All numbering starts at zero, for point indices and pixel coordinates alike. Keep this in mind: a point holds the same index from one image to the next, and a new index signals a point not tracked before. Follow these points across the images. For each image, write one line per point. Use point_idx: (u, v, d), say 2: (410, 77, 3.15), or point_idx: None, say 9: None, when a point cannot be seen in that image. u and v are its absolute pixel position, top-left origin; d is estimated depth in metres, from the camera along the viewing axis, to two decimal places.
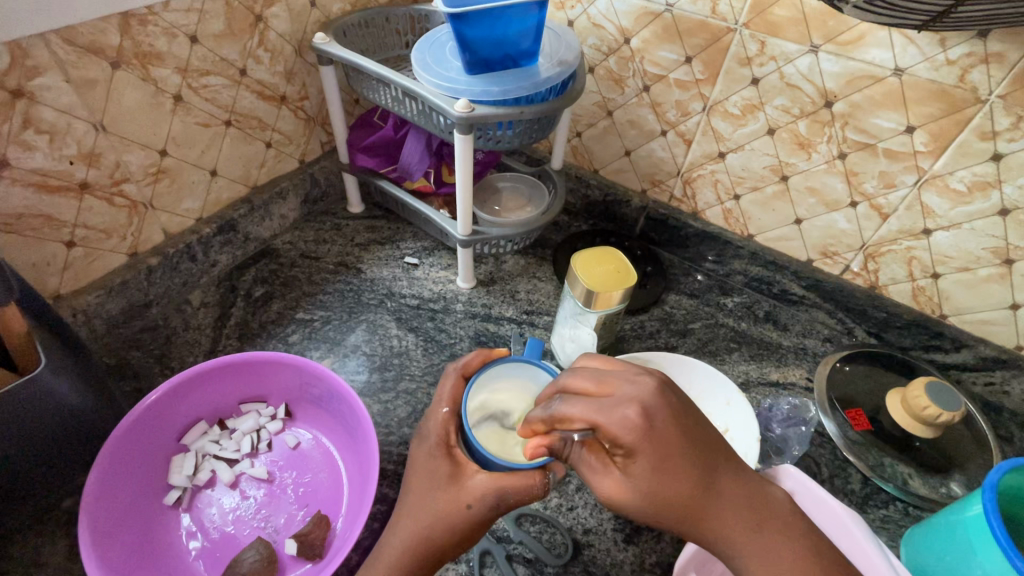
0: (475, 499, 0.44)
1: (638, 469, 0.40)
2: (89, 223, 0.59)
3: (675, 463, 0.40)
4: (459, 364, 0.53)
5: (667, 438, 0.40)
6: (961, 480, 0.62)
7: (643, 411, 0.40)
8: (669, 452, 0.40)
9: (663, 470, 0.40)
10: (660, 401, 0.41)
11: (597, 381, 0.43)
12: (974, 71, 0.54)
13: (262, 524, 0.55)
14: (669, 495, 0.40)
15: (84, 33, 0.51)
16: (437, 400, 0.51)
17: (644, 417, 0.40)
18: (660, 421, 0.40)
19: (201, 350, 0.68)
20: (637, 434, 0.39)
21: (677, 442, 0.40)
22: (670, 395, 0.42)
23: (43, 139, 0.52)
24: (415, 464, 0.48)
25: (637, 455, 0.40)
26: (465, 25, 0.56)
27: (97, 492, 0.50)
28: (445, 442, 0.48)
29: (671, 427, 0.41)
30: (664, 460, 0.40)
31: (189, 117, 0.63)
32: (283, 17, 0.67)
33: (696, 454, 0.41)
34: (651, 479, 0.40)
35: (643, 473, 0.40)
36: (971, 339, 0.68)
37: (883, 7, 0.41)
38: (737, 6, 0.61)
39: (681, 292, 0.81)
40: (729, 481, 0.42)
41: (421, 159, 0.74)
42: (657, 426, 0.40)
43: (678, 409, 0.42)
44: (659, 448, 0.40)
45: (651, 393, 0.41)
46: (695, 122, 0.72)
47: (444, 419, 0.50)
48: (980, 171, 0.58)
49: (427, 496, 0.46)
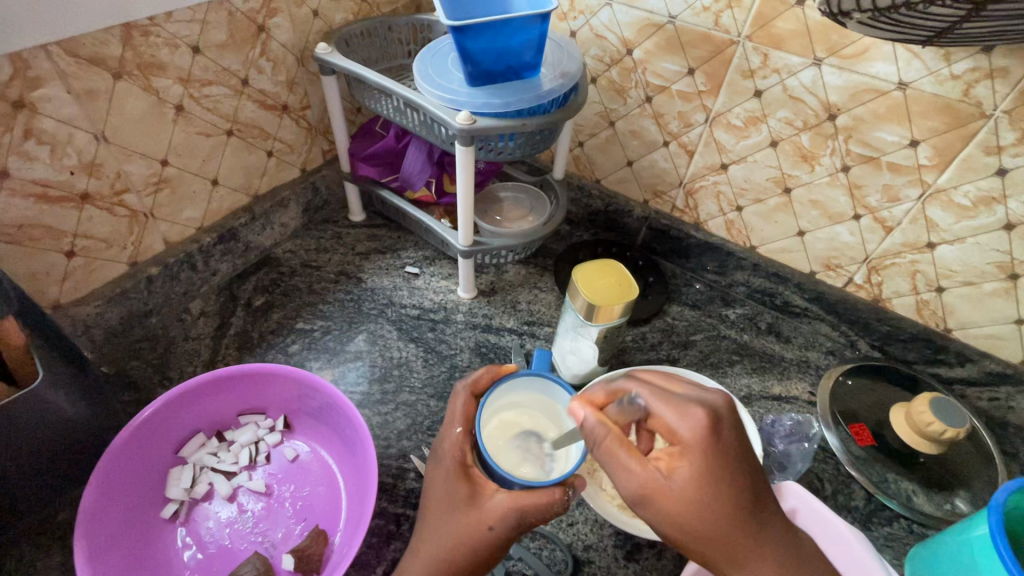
0: (497, 519, 0.43)
1: (684, 471, 0.39)
2: (89, 233, 0.59)
3: (724, 481, 0.39)
4: (468, 381, 0.52)
5: (723, 451, 0.40)
6: (966, 497, 0.62)
7: (712, 416, 0.41)
8: (722, 470, 0.39)
9: (712, 481, 0.39)
10: (732, 417, 0.41)
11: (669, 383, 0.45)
12: (978, 86, 0.53)
13: (260, 538, 0.54)
14: (709, 511, 0.39)
15: (86, 45, 0.51)
16: (450, 420, 0.50)
17: (709, 421, 0.40)
18: (725, 433, 0.40)
19: (201, 360, 0.68)
20: (699, 436, 0.40)
21: (734, 462, 0.40)
22: (742, 418, 0.42)
23: (44, 150, 0.52)
24: (433, 486, 0.47)
25: (688, 456, 0.40)
26: (467, 37, 0.56)
27: (93, 506, 0.50)
28: (461, 462, 0.47)
29: (731, 446, 0.40)
30: (715, 474, 0.39)
31: (191, 127, 0.63)
32: (285, 27, 0.67)
33: (751, 481, 0.40)
34: (695, 489, 0.39)
35: (688, 478, 0.39)
36: (976, 354, 0.67)
37: (887, 22, 0.41)
38: (741, 18, 0.61)
39: (683, 303, 0.80)
40: (777, 524, 0.41)
41: (422, 171, 0.74)
42: (721, 439, 0.40)
43: (745, 433, 0.41)
44: (712, 458, 0.39)
45: (725, 407, 0.42)
46: (697, 133, 0.72)
47: (458, 439, 0.48)
48: (985, 186, 0.58)
49: (446, 520, 0.45)
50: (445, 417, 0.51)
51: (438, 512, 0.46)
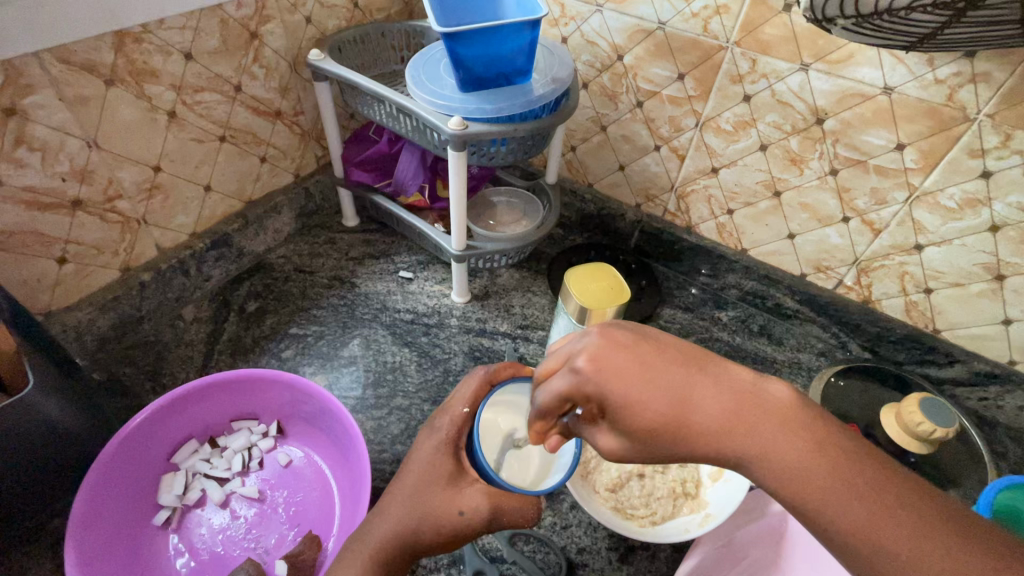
0: (470, 507, 0.43)
1: (616, 415, 0.38)
2: (81, 239, 0.59)
3: (645, 401, 0.37)
4: (488, 368, 0.52)
5: (618, 372, 0.38)
6: (956, 496, 0.62)
7: (588, 357, 0.38)
8: (628, 386, 0.37)
9: (630, 406, 0.37)
10: (607, 342, 0.39)
11: (555, 358, 0.43)
12: (962, 90, 0.54)
13: (253, 545, 0.54)
14: (656, 436, 0.37)
15: (78, 52, 0.51)
16: (458, 398, 0.50)
17: (590, 364, 0.38)
18: (608, 360, 0.38)
19: (193, 366, 0.68)
20: (592, 382, 0.38)
21: (641, 380, 0.37)
22: (617, 332, 0.40)
23: (35, 157, 0.52)
24: (416, 458, 0.47)
25: (604, 403, 0.38)
26: (459, 43, 0.56)
27: (84, 514, 0.49)
28: (454, 442, 0.47)
29: (621, 361, 0.38)
30: (636, 403, 0.37)
31: (184, 133, 0.63)
32: (278, 33, 0.67)
33: (666, 376, 0.38)
34: (631, 424, 0.37)
35: (615, 417, 0.38)
36: (964, 355, 0.68)
37: (870, 28, 0.42)
38: (729, 24, 0.62)
39: (676, 306, 0.81)
40: (715, 396, 0.38)
41: (415, 174, 0.75)
42: (611, 371, 0.38)
43: (628, 341, 0.39)
44: (616, 384, 0.37)
45: (596, 338, 0.39)
46: (688, 137, 0.72)
47: (461, 419, 0.48)
48: (970, 189, 0.59)
49: (419, 495, 0.45)
50: (455, 393, 0.51)
51: (413, 484, 0.45)
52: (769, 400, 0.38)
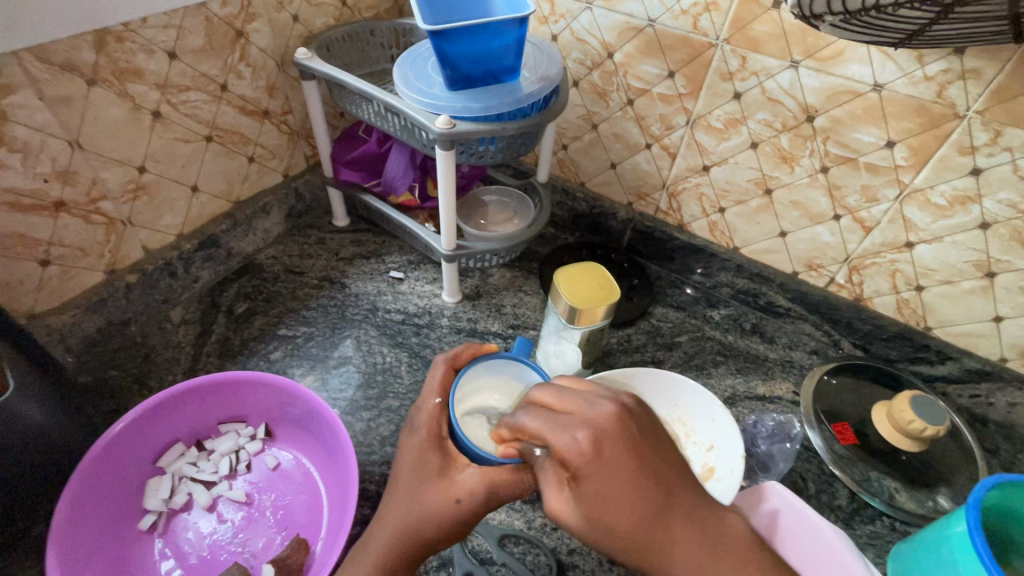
0: (465, 492, 0.43)
1: (586, 493, 0.38)
2: (64, 241, 0.58)
3: (624, 494, 0.38)
4: (448, 355, 0.52)
5: (616, 463, 0.38)
6: (948, 494, 0.62)
7: (593, 437, 0.38)
8: (617, 482, 0.38)
9: (608, 500, 0.38)
10: (617, 430, 0.39)
11: (558, 397, 0.42)
12: (951, 87, 0.54)
13: (239, 549, 0.54)
14: (617, 527, 0.38)
15: (58, 51, 0.50)
16: (428, 389, 0.50)
17: (594, 443, 0.38)
18: (610, 448, 0.38)
19: (181, 368, 0.67)
20: (587, 459, 0.38)
21: (629, 474, 0.38)
22: (631, 423, 0.40)
23: (16, 158, 0.51)
24: (403, 458, 0.47)
25: (583, 480, 0.38)
26: (446, 41, 0.56)
27: (67, 519, 0.49)
28: (436, 434, 0.47)
29: (621, 455, 0.38)
30: (613, 492, 0.38)
31: (169, 133, 0.62)
32: (264, 31, 0.67)
33: (654, 481, 0.39)
34: (598, 506, 0.38)
35: (590, 498, 0.38)
36: (956, 352, 0.68)
37: (859, 25, 0.42)
38: (718, 21, 0.61)
39: (668, 305, 0.80)
40: (683, 522, 0.40)
41: (405, 174, 0.74)
42: (609, 456, 0.38)
43: (634, 439, 0.39)
44: (607, 474, 0.38)
45: (609, 420, 0.39)
46: (679, 135, 0.72)
47: (435, 410, 0.48)
48: (960, 186, 0.58)
49: (414, 493, 0.45)
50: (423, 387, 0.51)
51: (406, 485, 0.45)
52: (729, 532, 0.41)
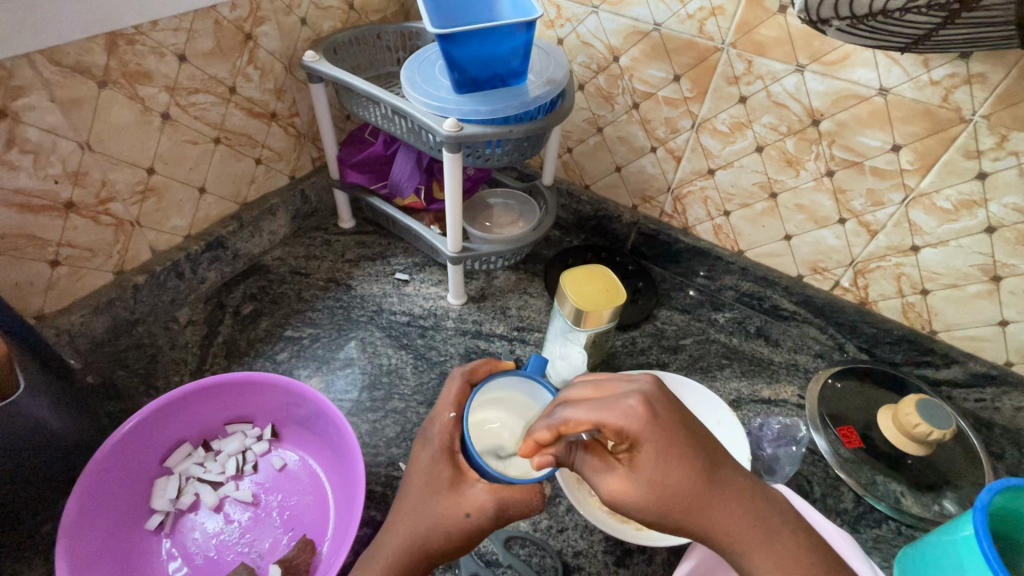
0: (474, 508, 0.43)
1: (647, 459, 0.40)
2: (74, 242, 0.58)
3: (681, 454, 0.40)
4: (465, 368, 0.52)
5: (668, 425, 0.40)
6: (953, 498, 0.62)
7: (644, 401, 0.41)
8: (670, 442, 0.40)
9: (667, 459, 0.40)
10: (660, 395, 0.42)
11: (595, 387, 0.43)
12: (957, 91, 0.54)
13: (246, 549, 0.54)
14: (674, 488, 0.40)
15: (70, 53, 0.51)
16: (443, 402, 0.50)
17: (647, 406, 0.40)
18: (661, 410, 0.41)
19: (187, 369, 0.67)
20: (644, 422, 0.40)
21: (680, 436, 0.41)
22: (667, 391, 0.43)
23: (27, 159, 0.52)
24: (415, 467, 0.47)
25: (642, 447, 0.40)
26: (453, 45, 0.56)
27: (76, 518, 0.49)
28: (448, 447, 0.47)
29: (669, 417, 0.41)
30: (671, 451, 0.40)
31: (178, 135, 0.63)
32: (272, 35, 0.67)
33: (699, 444, 0.42)
34: (659, 469, 0.40)
35: (648, 464, 0.40)
36: (961, 356, 0.68)
37: (865, 30, 0.42)
38: (724, 25, 0.62)
39: (673, 307, 0.81)
40: (732, 479, 0.42)
41: (411, 176, 0.74)
42: (661, 418, 0.40)
43: (673, 404, 0.42)
44: (663, 436, 0.40)
45: (650, 389, 0.42)
46: (684, 138, 0.72)
47: (450, 423, 0.48)
48: (965, 190, 0.59)
49: (425, 502, 0.45)
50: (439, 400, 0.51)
51: (417, 493, 0.45)
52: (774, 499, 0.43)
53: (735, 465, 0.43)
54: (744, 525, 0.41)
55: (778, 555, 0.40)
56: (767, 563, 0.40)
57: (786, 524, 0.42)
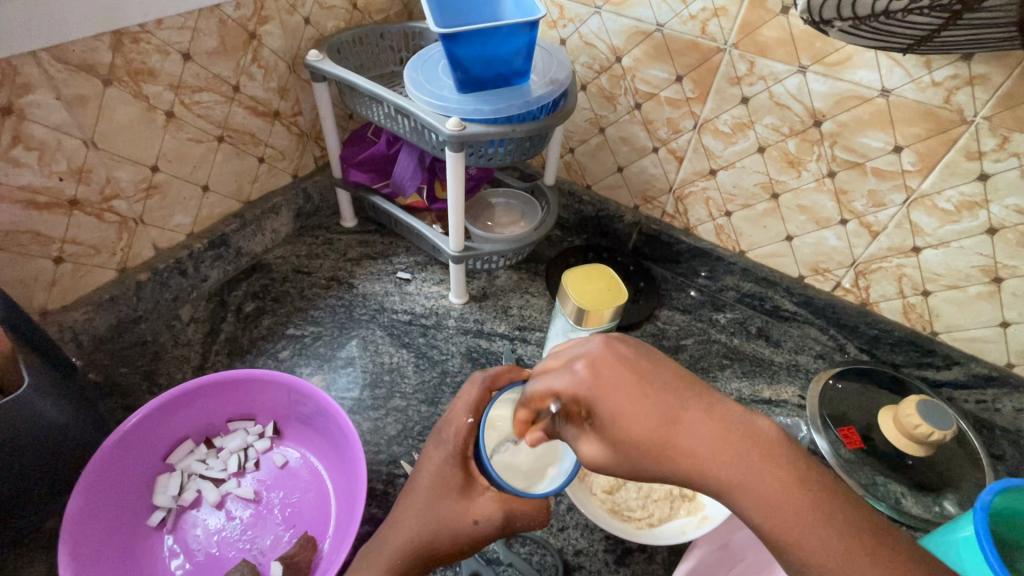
0: (484, 515, 0.44)
1: (602, 416, 0.40)
2: (78, 239, 0.58)
3: (632, 404, 0.39)
4: (487, 374, 0.50)
5: (615, 380, 0.40)
6: (954, 499, 0.62)
7: (589, 363, 0.41)
8: (620, 394, 0.39)
9: (619, 411, 0.39)
10: (610, 354, 0.42)
11: (555, 357, 0.44)
12: (959, 93, 0.54)
13: (248, 546, 0.54)
14: (634, 439, 0.39)
15: (75, 52, 0.51)
16: (460, 408, 0.48)
17: (592, 369, 0.41)
18: (606, 368, 0.41)
19: (190, 366, 0.68)
20: (589, 385, 0.40)
21: (628, 387, 0.40)
22: (621, 347, 0.42)
23: (33, 156, 0.52)
24: (424, 469, 0.47)
25: (596, 405, 0.40)
26: (457, 44, 0.56)
27: (80, 513, 0.49)
28: (462, 452, 0.47)
29: (619, 371, 0.41)
30: (626, 404, 0.39)
31: (182, 133, 0.63)
32: (276, 34, 0.67)
33: (656, 390, 0.40)
34: (615, 423, 0.39)
35: (606, 420, 0.39)
36: (961, 357, 0.68)
37: (867, 31, 0.42)
38: (726, 26, 0.62)
39: (674, 308, 0.81)
40: (700, 418, 0.39)
41: (413, 176, 0.74)
42: (606, 377, 0.40)
43: (628, 357, 0.42)
44: (611, 391, 0.40)
45: (599, 349, 0.42)
46: (686, 139, 0.73)
47: (467, 429, 0.47)
48: (967, 191, 0.59)
49: (433, 505, 0.45)
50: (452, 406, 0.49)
51: (424, 495, 0.46)
52: (754, 431, 0.40)
53: (706, 402, 0.41)
54: (721, 467, 0.38)
55: (763, 495, 0.37)
56: (751, 505, 0.37)
57: (769, 459, 0.38)
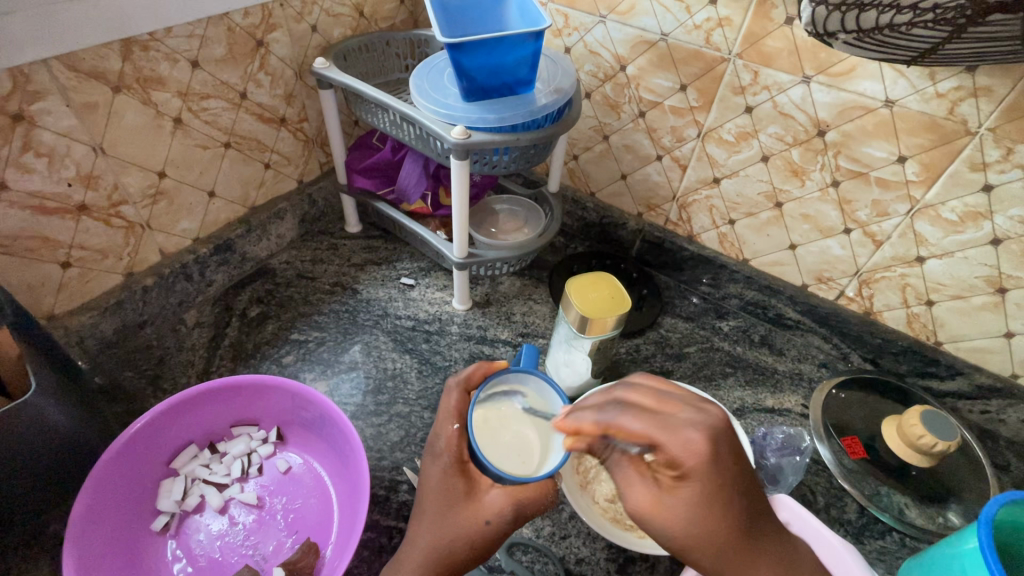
0: (493, 514, 0.44)
1: (683, 495, 0.38)
2: (85, 243, 0.59)
3: (724, 503, 0.37)
4: (462, 378, 0.52)
5: (724, 468, 0.37)
6: (958, 510, 0.62)
7: (709, 439, 0.37)
8: (718, 492, 0.37)
9: (710, 505, 0.37)
10: (728, 431, 0.38)
11: (658, 399, 0.41)
12: (963, 104, 0.54)
13: (250, 551, 0.54)
14: (708, 537, 0.38)
15: (86, 59, 0.52)
16: (445, 415, 0.50)
17: (711, 443, 0.37)
18: (723, 454, 0.37)
19: (194, 371, 0.68)
20: (701, 459, 0.37)
21: (732, 479, 0.37)
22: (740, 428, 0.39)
23: (42, 162, 0.53)
24: (428, 485, 0.47)
25: (689, 483, 0.37)
26: (463, 54, 0.57)
27: (84, 518, 0.50)
28: (459, 459, 0.48)
29: (731, 457, 0.38)
30: (716, 498, 0.37)
31: (189, 139, 0.63)
32: (283, 41, 0.68)
33: (748, 496, 0.39)
34: (697, 513, 0.37)
35: (688, 504, 0.37)
36: (966, 367, 0.68)
37: (872, 43, 0.42)
38: (731, 36, 0.62)
39: (677, 315, 0.81)
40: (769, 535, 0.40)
41: (418, 182, 0.74)
42: (722, 458, 0.37)
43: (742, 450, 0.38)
44: (714, 480, 0.37)
45: (717, 420, 0.39)
46: (690, 147, 0.73)
47: (456, 435, 0.48)
48: (971, 202, 0.59)
49: (443, 515, 0.45)
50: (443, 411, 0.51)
51: (434, 506, 0.46)
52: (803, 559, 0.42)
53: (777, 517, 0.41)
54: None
55: None
56: None
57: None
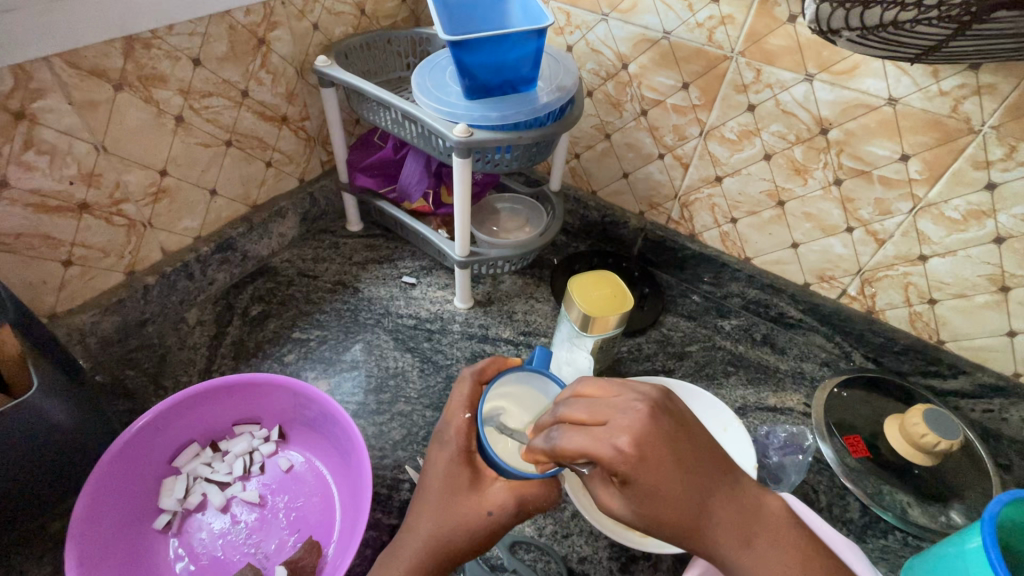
0: (497, 506, 0.44)
1: (630, 493, 0.39)
2: (87, 242, 0.59)
3: (665, 492, 0.39)
4: (475, 368, 0.51)
5: (658, 460, 0.38)
6: (960, 509, 0.62)
7: (635, 440, 0.38)
8: (659, 479, 0.38)
9: (654, 497, 0.39)
10: (654, 429, 0.39)
11: (591, 411, 0.41)
12: (966, 102, 0.54)
13: (252, 549, 0.54)
14: (663, 521, 0.39)
15: (88, 57, 0.52)
16: (457, 404, 0.49)
17: (637, 446, 0.38)
18: (651, 448, 0.38)
19: (196, 369, 0.68)
20: (633, 464, 0.38)
21: (668, 468, 0.39)
22: (663, 419, 0.40)
23: (43, 160, 0.52)
24: (432, 470, 0.47)
25: (631, 482, 0.38)
26: (465, 51, 0.56)
27: (86, 516, 0.50)
28: (465, 447, 0.47)
29: (661, 450, 0.39)
30: (659, 487, 0.38)
31: (190, 137, 0.63)
32: (285, 40, 0.68)
33: (689, 477, 0.40)
34: (646, 504, 0.39)
35: (636, 497, 0.39)
36: (968, 366, 0.67)
37: (876, 41, 0.42)
38: (733, 35, 0.62)
39: (680, 314, 0.81)
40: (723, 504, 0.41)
41: (420, 181, 0.74)
42: (650, 454, 0.38)
43: (668, 435, 0.40)
44: (653, 472, 0.38)
45: (644, 423, 0.39)
46: (692, 146, 0.73)
47: (466, 424, 0.48)
48: (974, 200, 0.58)
49: (446, 502, 0.45)
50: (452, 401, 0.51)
51: (438, 495, 0.45)
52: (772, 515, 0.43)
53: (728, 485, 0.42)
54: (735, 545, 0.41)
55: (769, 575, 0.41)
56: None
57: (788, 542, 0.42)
